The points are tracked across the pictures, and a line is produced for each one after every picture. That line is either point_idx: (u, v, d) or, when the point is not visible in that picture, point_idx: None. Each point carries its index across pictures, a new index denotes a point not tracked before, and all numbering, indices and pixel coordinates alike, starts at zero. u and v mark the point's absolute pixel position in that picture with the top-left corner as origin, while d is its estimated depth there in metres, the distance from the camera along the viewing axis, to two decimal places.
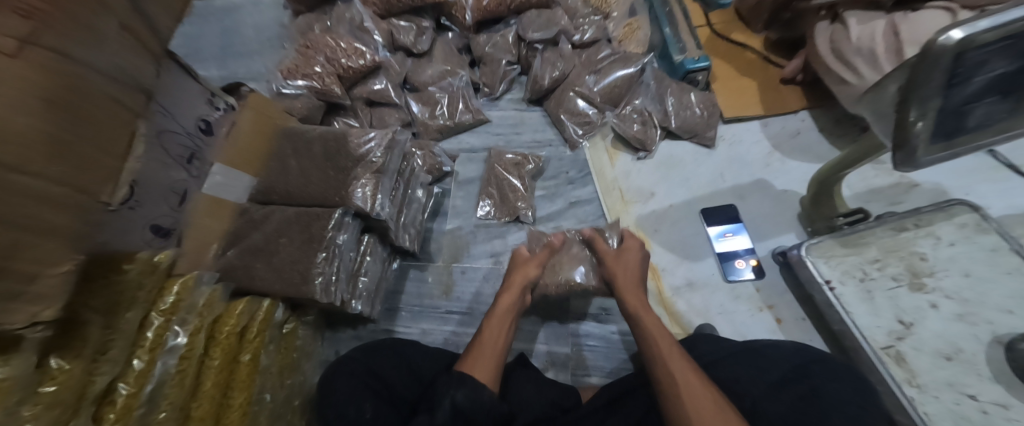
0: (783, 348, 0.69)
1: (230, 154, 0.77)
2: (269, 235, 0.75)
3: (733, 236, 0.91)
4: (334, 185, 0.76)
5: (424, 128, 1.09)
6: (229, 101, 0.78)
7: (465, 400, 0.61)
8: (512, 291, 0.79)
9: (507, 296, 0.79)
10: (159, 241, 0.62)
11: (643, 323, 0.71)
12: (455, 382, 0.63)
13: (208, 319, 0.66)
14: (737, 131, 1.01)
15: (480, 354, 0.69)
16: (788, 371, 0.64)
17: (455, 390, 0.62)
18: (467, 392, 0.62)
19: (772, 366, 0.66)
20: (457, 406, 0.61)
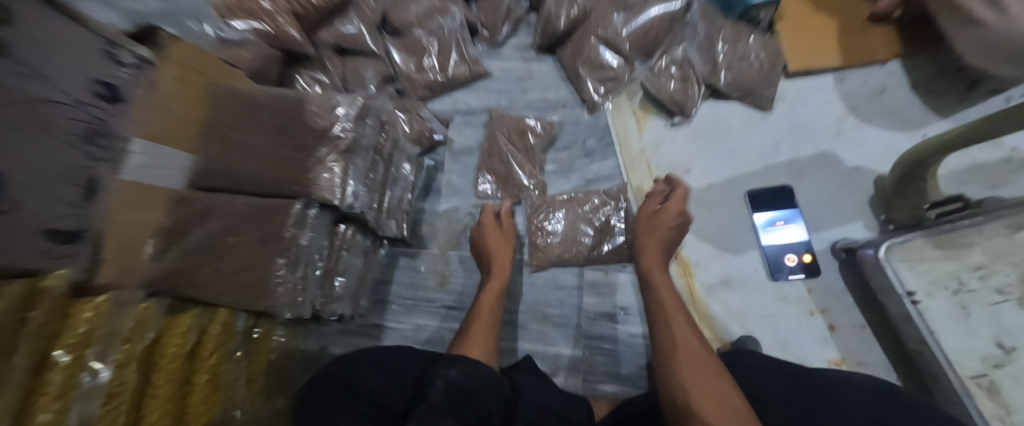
0: (845, 379, 0.51)
1: (157, 128, 0.54)
2: (212, 233, 0.58)
3: (786, 224, 0.75)
4: (292, 169, 0.58)
5: (409, 85, 0.90)
6: (138, 54, 0.52)
7: (461, 376, 0.51)
8: (500, 275, 0.75)
9: (495, 282, 0.75)
10: (58, 252, 0.42)
11: (665, 315, 0.62)
12: (447, 364, 0.53)
13: (140, 343, 0.52)
14: (802, 88, 0.80)
15: (474, 336, 0.66)
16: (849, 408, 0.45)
17: (447, 369, 0.51)
18: (460, 369, 0.52)
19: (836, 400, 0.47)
20: (451, 381, 0.49)
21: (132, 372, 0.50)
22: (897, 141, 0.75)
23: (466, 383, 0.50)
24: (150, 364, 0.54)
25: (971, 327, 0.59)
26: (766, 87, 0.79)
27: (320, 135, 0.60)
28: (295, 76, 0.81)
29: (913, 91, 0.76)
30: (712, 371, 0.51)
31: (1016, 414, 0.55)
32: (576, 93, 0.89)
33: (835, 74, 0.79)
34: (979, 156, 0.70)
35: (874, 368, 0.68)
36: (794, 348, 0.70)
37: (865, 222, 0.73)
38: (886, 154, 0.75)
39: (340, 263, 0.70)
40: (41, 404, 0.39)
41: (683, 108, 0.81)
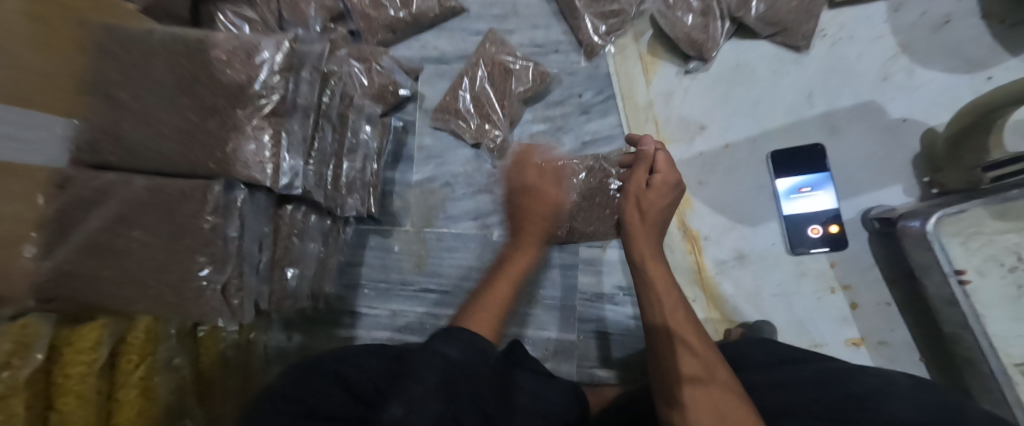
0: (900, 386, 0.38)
1: (10, 82, 0.39)
2: (111, 224, 0.45)
3: (813, 191, 0.65)
4: (202, 141, 0.45)
5: (366, 23, 0.72)
6: None
7: (459, 353, 0.41)
8: (527, 241, 0.58)
9: (521, 248, 0.58)
10: None
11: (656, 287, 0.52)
12: (434, 335, 0.44)
13: (23, 371, 0.39)
14: (847, 22, 0.67)
15: (477, 313, 0.50)
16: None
17: (444, 342, 0.42)
18: (458, 343, 0.42)
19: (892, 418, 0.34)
20: (451, 361, 0.39)
21: (20, 403, 0.38)
22: (951, 88, 0.63)
23: (462, 361, 0.40)
24: (52, 387, 0.42)
25: None
26: (805, 20, 0.65)
27: (234, 94, 0.46)
28: (215, 13, 0.66)
29: (984, 21, 0.63)
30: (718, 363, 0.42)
31: None
32: (571, 34, 0.74)
33: (887, 3, 0.66)
34: None
35: (896, 348, 0.61)
36: (810, 328, 0.63)
37: (904, 185, 0.63)
38: (940, 103, 0.63)
39: (290, 251, 0.57)
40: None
41: (703, 50, 0.67)
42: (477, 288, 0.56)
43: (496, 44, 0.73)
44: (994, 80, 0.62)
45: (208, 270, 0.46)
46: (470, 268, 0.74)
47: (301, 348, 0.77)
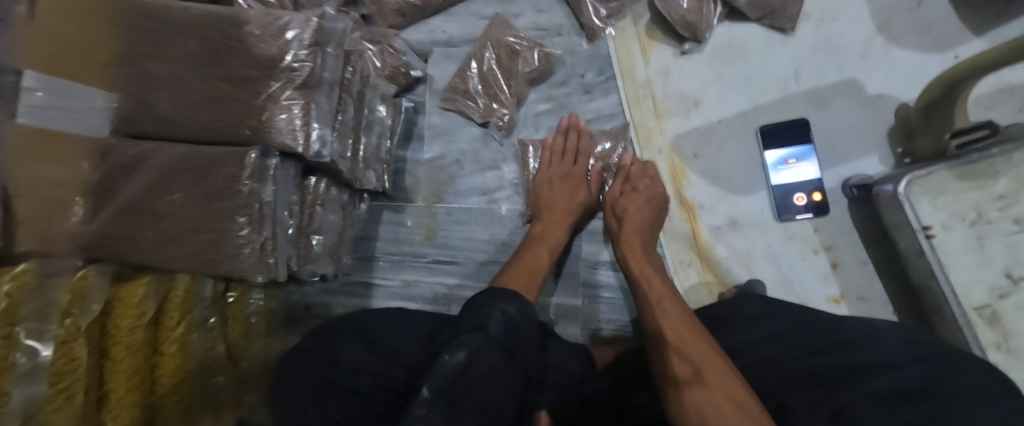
0: (877, 329, 0.46)
1: (41, 54, 0.44)
2: (148, 188, 0.49)
3: (798, 162, 0.70)
4: (237, 109, 0.49)
5: (377, 8, 0.76)
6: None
7: (518, 314, 0.50)
8: (556, 213, 0.69)
9: (547, 219, 0.69)
10: None
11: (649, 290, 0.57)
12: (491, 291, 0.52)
13: (84, 317, 0.43)
14: (830, 5, 0.72)
15: (516, 273, 0.61)
16: (887, 372, 0.39)
17: (504, 303, 0.50)
18: (517, 306, 0.51)
19: (873, 363, 0.41)
20: (511, 318, 0.49)
21: (82, 349, 0.43)
22: (923, 64, 0.69)
23: (521, 322, 0.49)
24: (105, 338, 0.46)
25: (985, 258, 0.56)
26: (790, 4, 0.70)
27: (267, 67, 0.49)
28: None
29: (952, 4, 0.68)
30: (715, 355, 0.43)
31: (1015, 340, 0.54)
32: (573, 17, 0.78)
33: None
34: (1008, 78, 0.65)
35: (872, 303, 0.67)
36: (795, 287, 0.69)
37: (881, 155, 0.69)
38: (913, 79, 0.69)
39: (314, 220, 0.61)
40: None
41: (697, 31, 0.71)
42: (521, 249, 0.67)
43: (502, 27, 0.77)
44: (961, 58, 0.67)
45: (247, 230, 0.49)
46: (480, 239, 0.78)
47: (317, 317, 0.81)
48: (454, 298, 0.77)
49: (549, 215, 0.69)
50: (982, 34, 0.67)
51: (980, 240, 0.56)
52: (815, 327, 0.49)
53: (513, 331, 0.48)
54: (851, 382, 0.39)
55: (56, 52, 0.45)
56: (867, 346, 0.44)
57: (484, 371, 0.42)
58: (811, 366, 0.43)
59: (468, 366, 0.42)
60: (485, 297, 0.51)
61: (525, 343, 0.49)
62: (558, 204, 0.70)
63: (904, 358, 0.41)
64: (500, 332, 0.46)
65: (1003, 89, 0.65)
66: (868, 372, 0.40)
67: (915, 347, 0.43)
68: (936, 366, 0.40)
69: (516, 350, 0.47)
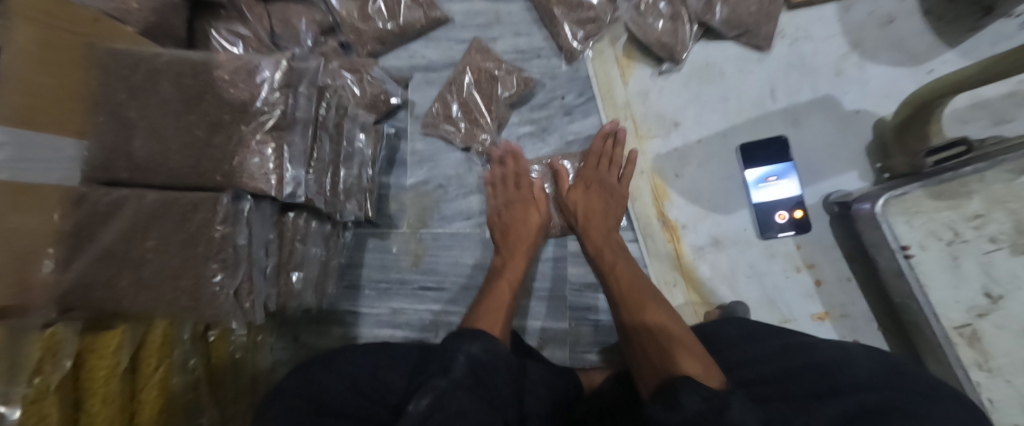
0: (849, 351, 0.45)
1: (19, 107, 0.42)
2: (125, 235, 0.47)
3: (779, 180, 0.70)
4: (210, 155, 0.48)
5: (354, 36, 0.76)
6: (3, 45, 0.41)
7: (483, 353, 0.49)
8: (521, 250, 0.69)
9: (516, 258, 0.68)
10: None
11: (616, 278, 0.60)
12: (466, 336, 0.51)
13: (56, 375, 0.43)
14: (803, 22, 0.72)
15: (485, 311, 0.59)
16: (857, 392, 0.39)
17: (469, 343, 0.49)
18: (482, 345, 0.50)
19: (838, 388, 0.40)
20: (475, 358, 0.48)
21: (54, 405, 0.42)
22: (898, 79, 0.69)
23: (487, 361, 0.49)
24: (80, 390, 0.46)
25: (961, 278, 0.56)
26: (766, 22, 0.71)
27: (238, 111, 0.49)
28: (209, 30, 0.68)
29: (924, 18, 0.69)
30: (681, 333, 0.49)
31: (993, 360, 0.54)
32: (551, 40, 0.78)
33: (836, 4, 0.71)
34: (982, 92, 0.66)
35: (857, 319, 0.67)
36: (780, 304, 0.69)
37: (860, 171, 0.69)
38: (889, 95, 0.69)
39: (294, 256, 0.61)
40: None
41: (673, 52, 0.72)
42: (486, 285, 0.66)
43: (481, 51, 0.77)
44: (935, 72, 0.68)
45: (221, 275, 0.50)
46: (466, 264, 0.78)
47: (304, 346, 0.80)
48: (441, 325, 0.77)
49: (512, 245, 0.69)
50: (954, 47, 0.68)
51: (955, 259, 0.56)
52: (794, 351, 0.47)
53: (479, 373, 0.47)
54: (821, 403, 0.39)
55: (32, 102, 0.43)
56: (843, 370, 0.42)
57: (452, 415, 0.40)
58: (787, 390, 0.42)
59: (434, 414, 0.40)
60: (453, 341, 0.51)
61: (494, 382, 0.48)
62: (524, 235, 0.70)
63: (878, 383, 0.40)
64: (464, 373, 0.46)
65: (977, 103, 0.66)
66: (844, 389, 0.40)
67: (887, 365, 0.43)
68: (909, 390, 0.38)
69: (483, 392, 0.45)
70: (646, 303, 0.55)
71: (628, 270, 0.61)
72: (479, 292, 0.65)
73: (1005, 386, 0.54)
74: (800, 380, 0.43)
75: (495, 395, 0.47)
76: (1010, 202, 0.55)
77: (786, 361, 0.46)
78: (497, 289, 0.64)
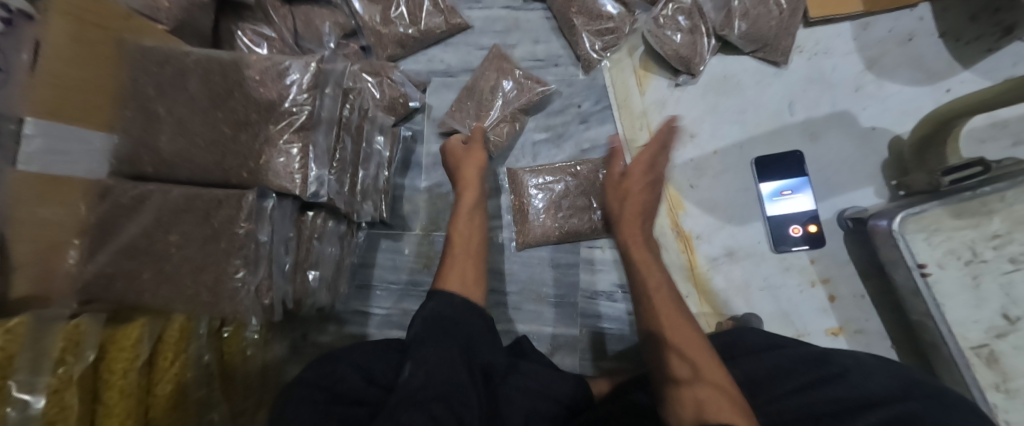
0: (863, 364, 0.48)
1: (47, 103, 0.45)
2: (148, 230, 0.50)
3: (793, 193, 0.70)
4: (235, 152, 0.49)
5: (375, 39, 0.77)
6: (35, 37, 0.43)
7: (442, 309, 0.52)
8: (470, 187, 0.69)
9: (467, 201, 0.68)
10: None
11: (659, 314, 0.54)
12: (425, 300, 0.55)
13: (78, 365, 0.44)
14: (822, 38, 0.73)
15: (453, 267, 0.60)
16: (883, 407, 0.41)
17: (424, 305, 0.53)
18: (439, 302, 0.53)
19: (863, 398, 0.43)
20: (433, 316, 0.51)
21: (75, 396, 0.43)
22: (916, 97, 0.69)
23: (450, 317, 0.51)
24: (99, 383, 0.46)
25: (981, 298, 0.56)
26: (784, 37, 0.70)
27: (266, 111, 0.50)
28: (234, 30, 0.69)
29: (943, 38, 0.69)
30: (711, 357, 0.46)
31: (1012, 381, 0.54)
32: (569, 49, 0.79)
33: (855, 21, 0.72)
34: (1001, 112, 0.66)
35: (871, 336, 0.67)
36: (793, 318, 0.69)
37: (875, 188, 0.69)
38: (906, 112, 0.69)
39: (311, 254, 0.61)
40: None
41: (690, 65, 0.72)
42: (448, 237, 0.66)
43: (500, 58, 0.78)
44: (953, 92, 0.68)
45: (243, 271, 0.50)
46: None
47: (313, 345, 0.80)
48: None
49: (464, 189, 0.69)
50: (973, 66, 0.68)
51: (975, 279, 0.56)
52: (811, 361, 0.49)
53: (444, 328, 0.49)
54: (852, 419, 0.41)
55: (60, 98, 0.46)
56: (859, 380, 0.45)
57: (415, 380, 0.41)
58: (818, 403, 0.44)
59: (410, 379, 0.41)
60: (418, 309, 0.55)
61: (466, 331, 0.50)
62: (469, 174, 0.69)
63: (897, 395, 0.42)
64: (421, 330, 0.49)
65: (995, 123, 0.65)
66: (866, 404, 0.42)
67: (894, 382, 0.44)
68: (928, 403, 0.41)
69: (464, 343, 0.47)
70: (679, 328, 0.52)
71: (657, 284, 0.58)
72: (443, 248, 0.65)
73: (1021, 408, 0.53)
74: (829, 392, 0.45)
75: (470, 337, 0.49)
76: None
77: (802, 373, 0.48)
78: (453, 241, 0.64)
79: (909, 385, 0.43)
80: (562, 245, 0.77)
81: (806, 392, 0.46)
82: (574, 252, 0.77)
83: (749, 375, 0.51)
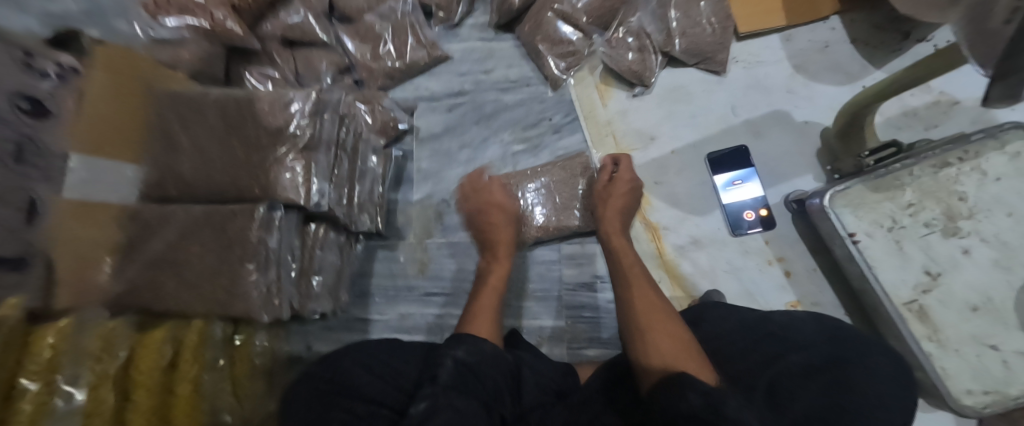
0: (795, 318, 0.55)
1: (86, 138, 0.53)
2: (172, 244, 0.57)
3: (743, 183, 0.79)
4: (249, 171, 0.57)
5: (367, 73, 0.87)
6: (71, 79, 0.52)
7: (468, 355, 0.53)
8: (503, 252, 0.74)
9: (499, 259, 0.74)
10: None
11: (630, 282, 0.65)
12: (454, 341, 0.55)
13: (113, 363, 0.50)
14: (753, 49, 0.84)
15: (482, 314, 0.64)
16: (799, 352, 0.49)
17: (454, 349, 0.54)
18: (467, 348, 0.54)
19: (786, 347, 0.50)
20: (461, 362, 0.52)
21: (109, 392, 0.49)
22: (839, 94, 0.80)
23: (474, 361, 0.53)
24: (129, 382, 0.52)
25: (905, 260, 0.64)
26: (720, 50, 0.82)
27: (274, 135, 0.58)
28: (243, 72, 0.79)
29: (853, 45, 0.81)
30: (671, 326, 0.55)
31: (942, 332, 0.61)
32: (538, 70, 0.90)
33: (781, 34, 0.84)
34: (910, 102, 0.76)
35: (826, 305, 0.74)
36: (755, 295, 0.76)
37: (814, 173, 0.78)
38: (832, 107, 0.80)
39: (315, 262, 0.68)
40: None
41: (642, 78, 0.83)
42: (478, 287, 0.70)
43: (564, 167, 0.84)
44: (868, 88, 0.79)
45: (255, 275, 0.56)
46: (468, 270, 0.85)
47: (318, 354, 0.85)
48: (446, 328, 0.83)
49: (496, 250, 0.74)
50: (882, 66, 0.79)
51: (898, 243, 0.65)
52: (755, 323, 0.56)
53: (468, 373, 0.51)
54: (778, 361, 0.48)
55: (100, 135, 0.54)
56: (789, 333, 0.52)
57: (452, 412, 0.45)
58: (756, 352, 0.51)
59: (434, 410, 0.45)
60: (442, 346, 0.56)
61: (482, 383, 0.52)
62: (503, 238, 0.75)
63: (813, 341, 0.50)
64: (451, 376, 0.50)
65: (906, 111, 0.76)
66: (790, 348, 0.50)
67: (825, 331, 0.52)
68: (842, 347, 0.49)
69: (471, 390, 0.49)
70: (654, 307, 0.58)
71: (647, 286, 0.63)
72: (472, 289, 0.70)
73: (955, 355, 0.60)
74: (768, 345, 0.51)
75: (492, 387, 0.52)
76: (937, 193, 0.64)
77: (747, 333, 0.54)
78: (484, 289, 0.69)
79: (838, 336, 0.51)
80: (544, 243, 0.85)
81: (747, 346, 0.52)
82: (557, 250, 0.84)
83: (707, 334, 0.58)
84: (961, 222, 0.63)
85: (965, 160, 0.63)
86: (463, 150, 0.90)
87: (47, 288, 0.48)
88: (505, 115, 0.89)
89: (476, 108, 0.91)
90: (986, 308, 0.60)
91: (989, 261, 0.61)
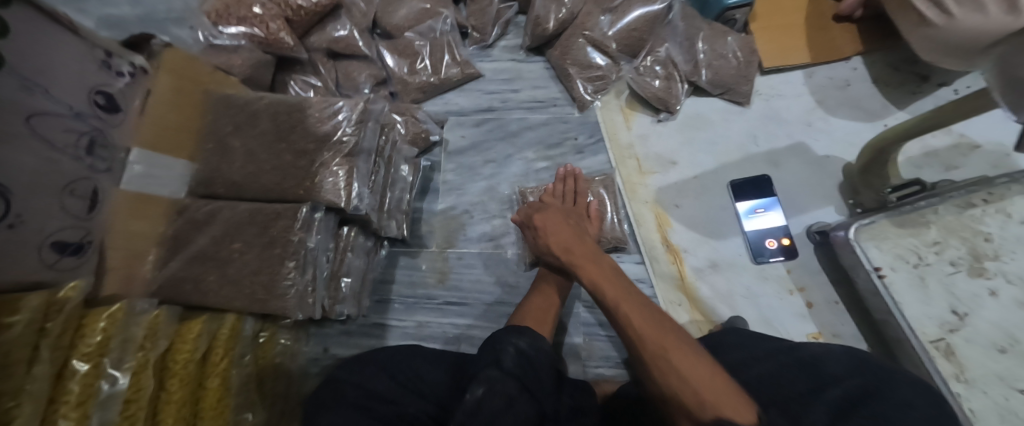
0: (828, 350, 0.55)
1: (149, 137, 0.56)
2: (215, 240, 0.60)
3: (765, 211, 0.80)
4: (294, 174, 0.60)
5: (402, 86, 0.91)
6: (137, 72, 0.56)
7: (529, 347, 0.56)
8: None
9: None
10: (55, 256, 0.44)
11: None
12: (513, 331, 0.58)
13: (155, 351, 0.51)
14: (774, 84, 0.87)
15: (530, 312, 0.66)
16: (842, 380, 0.48)
17: (517, 338, 0.56)
18: (529, 340, 0.57)
19: (823, 374, 0.50)
20: (522, 351, 0.55)
21: (149, 379, 0.50)
22: (859, 130, 0.82)
23: (533, 355, 0.55)
24: (166, 371, 0.54)
25: (930, 296, 0.65)
26: (743, 83, 0.85)
27: (322, 141, 0.61)
28: (288, 81, 0.83)
29: (874, 84, 0.84)
30: None
31: (969, 371, 0.61)
32: (565, 92, 0.93)
33: (803, 71, 0.87)
34: (931, 143, 0.78)
35: (847, 338, 0.74)
36: (774, 323, 0.76)
37: (835, 206, 0.80)
38: (851, 142, 0.82)
39: (344, 264, 0.70)
40: (60, 413, 0.41)
41: (668, 105, 0.86)
42: (532, 288, 0.72)
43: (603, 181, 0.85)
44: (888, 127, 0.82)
45: (294, 273, 0.59)
46: (488, 282, 0.86)
47: (334, 357, 0.86)
48: (463, 339, 0.83)
49: None
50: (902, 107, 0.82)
51: (922, 280, 0.65)
52: (785, 352, 0.56)
53: (526, 365, 0.54)
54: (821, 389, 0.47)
55: (159, 135, 0.58)
56: (820, 364, 0.52)
57: (505, 402, 0.47)
58: (797, 379, 0.50)
59: (487, 400, 0.47)
60: (502, 334, 0.58)
61: (538, 376, 0.54)
62: None
63: (849, 370, 0.50)
64: (513, 364, 0.53)
65: (927, 151, 0.77)
66: (829, 375, 0.49)
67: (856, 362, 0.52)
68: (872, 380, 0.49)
69: (528, 383, 0.52)
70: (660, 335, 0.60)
71: None
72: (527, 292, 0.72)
73: (982, 396, 0.59)
74: (807, 371, 0.50)
75: (539, 384, 0.53)
76: (961, 232, 0.66)
77: (784, 359, 0.54)
78: (542, 289, 0.71)
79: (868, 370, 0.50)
80: None
81: (784, 372, 0.52)
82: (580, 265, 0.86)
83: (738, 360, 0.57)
84: (987, 263, 0.65)
85: (990, 202, 0.66)
86: (488, 165, 0.92)
87: (99, 276, 0.50)
88: (530, 133, 0.92)
89: (502, 125, 0.94)
90: (1015, 350, 0.61)
91: (1014, 302, 0.63)
